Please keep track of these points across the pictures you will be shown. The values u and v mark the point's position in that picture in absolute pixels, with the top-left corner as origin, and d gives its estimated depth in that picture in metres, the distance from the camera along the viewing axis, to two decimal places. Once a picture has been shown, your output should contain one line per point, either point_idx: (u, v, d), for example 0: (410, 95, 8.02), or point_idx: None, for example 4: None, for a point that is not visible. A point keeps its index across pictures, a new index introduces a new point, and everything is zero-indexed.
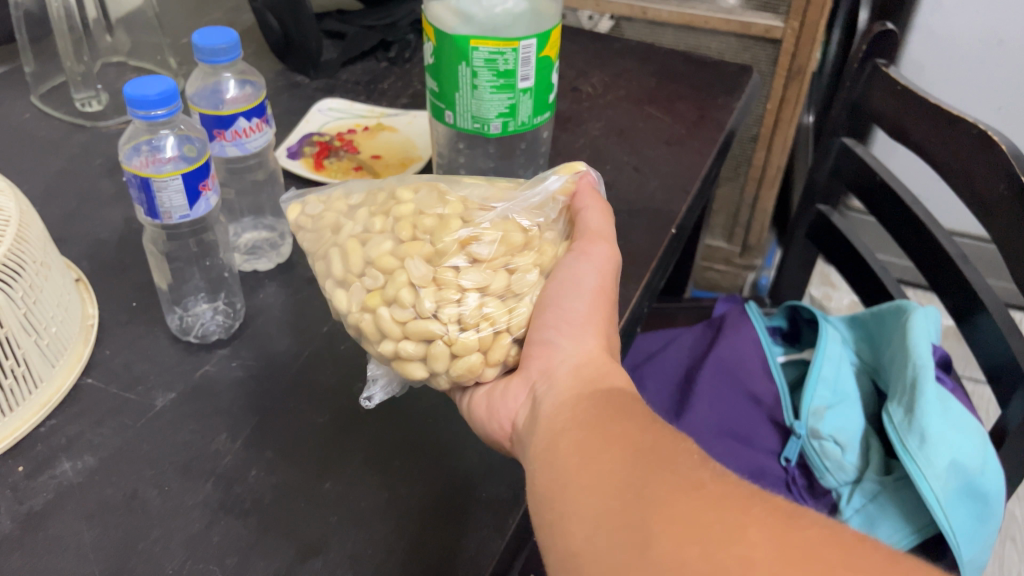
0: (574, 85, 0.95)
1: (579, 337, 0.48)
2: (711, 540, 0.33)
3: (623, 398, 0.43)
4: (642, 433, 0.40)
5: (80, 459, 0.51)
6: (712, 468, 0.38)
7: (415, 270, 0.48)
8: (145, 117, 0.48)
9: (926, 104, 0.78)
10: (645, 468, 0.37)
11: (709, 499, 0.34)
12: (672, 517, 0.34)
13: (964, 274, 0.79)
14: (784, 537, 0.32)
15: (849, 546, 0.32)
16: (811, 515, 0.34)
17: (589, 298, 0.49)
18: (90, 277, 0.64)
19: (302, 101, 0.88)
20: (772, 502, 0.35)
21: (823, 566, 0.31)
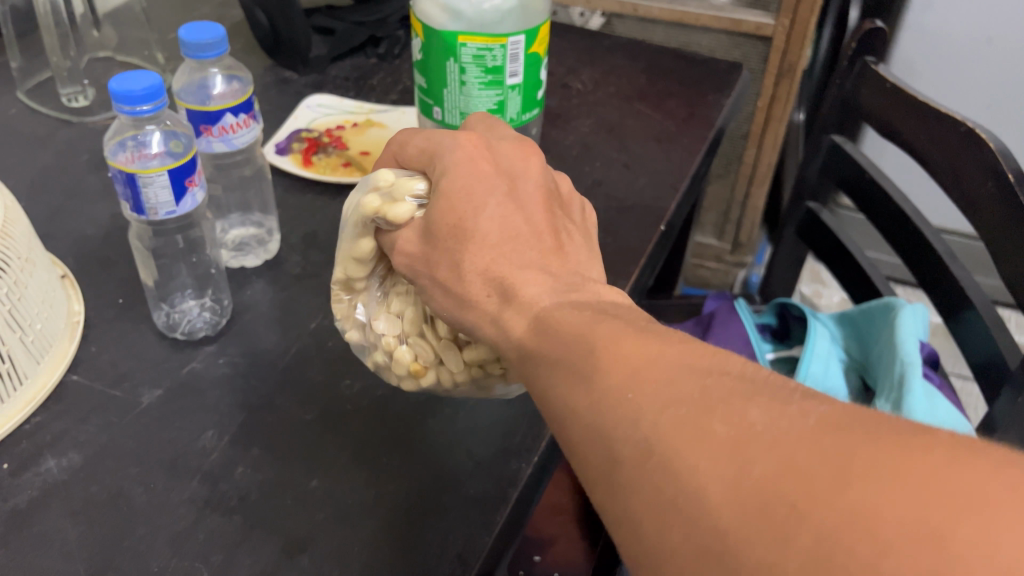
0: (564, 81, 0.95)
1: (471, 321, 0.43)
2: (678, 517, 0.30)
3: (541, 374, 0.38)
4: (579, 400, 0.36)
5: (65, 457, 0.51)
6: (649, 399, 0.33)
7: (463, 388, 0.52)
8: (131, 112, 0.48)
9: (913, 101, 0.79)
10: (600, 444, 0.34)
11: (661, 461, 0.31)
12: (643, 497, 0.31)
13: (951, 271, 0.80)
14: (737, 487, 0.29)
15: (801, 465, 0.28)
16: (755, 431, 0.30)
17: (444, 306, 0.44)
18: (76, 273, 0.64)
19: (291, 97, 0.88)
20: (714, 431, 0.31)
21: (784, 508, 0.28)
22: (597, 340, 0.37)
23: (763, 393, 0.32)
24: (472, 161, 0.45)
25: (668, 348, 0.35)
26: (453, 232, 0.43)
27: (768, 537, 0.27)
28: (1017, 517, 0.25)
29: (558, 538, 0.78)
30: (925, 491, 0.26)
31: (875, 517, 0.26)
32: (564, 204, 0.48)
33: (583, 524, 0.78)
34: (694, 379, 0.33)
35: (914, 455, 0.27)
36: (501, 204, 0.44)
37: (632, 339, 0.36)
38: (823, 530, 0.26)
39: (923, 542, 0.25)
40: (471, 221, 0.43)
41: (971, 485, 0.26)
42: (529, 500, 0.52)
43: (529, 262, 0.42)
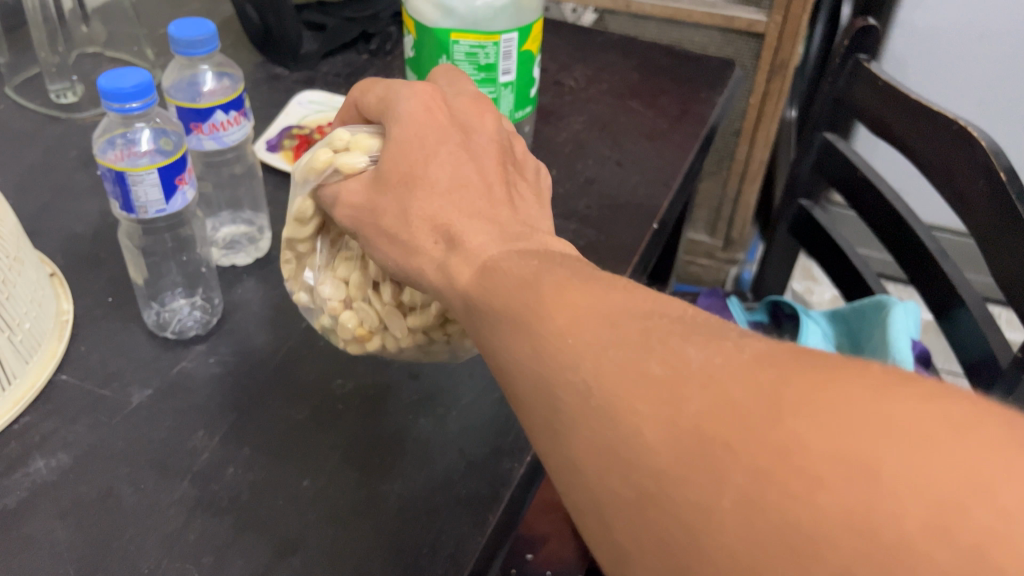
0: (557, 78, 0.95)
1: (414, 270, 0.43)
2: (619, 460, 0.30)
3: (483, 321, 0.38)
4: (520, 346, 0.36)
5: (54, 457, 0.50)
6: (587, 343, 0.33)
7: (408, 352, 0.52)
8: (120, 109, 0.48)
9: (905, 99, 0.79)
10: (541, 391, 0.34)
11: (601, 405, 0.31)
12: (588, 444, 0.32)
13: (942, 269, 0.80)
14: (674, 425, 0.29)
15: (736, 403, 0.28)
16: (690, 369, 0.30)
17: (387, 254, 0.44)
18: (65, 271, 0.63)
19: (282, 93, 0.88)
20: (652, 372, 0.31)
21: (719, 446, 0.28)
22: (540, 286, 0.37)
23: (699, 333, 0.33)
24: (426, 112, 0.46)
25: (610, 296, 0.36)
26: (402, 178, 0.44)
27: (705, 475, 0.28)
28: (945, 449, 0.24)
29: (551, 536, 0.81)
30: (857, 424, 0.26)
31: (808, 453, 0.26)
32: (517, 164, 0.48)
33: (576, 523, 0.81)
34: (632, 322, 0.34)
35: (847, 390, 0.27)
36: (454, 154, 0.45)
37: (575, 285, 0.37)
38: (756, 464, 0.27)
39: (851, 474, 0.25)
40: (422, 167, 0.44)
41: (902, 418, 0.26)
42: (521, 500, 0.52)
43: (476, 208, 0.43)
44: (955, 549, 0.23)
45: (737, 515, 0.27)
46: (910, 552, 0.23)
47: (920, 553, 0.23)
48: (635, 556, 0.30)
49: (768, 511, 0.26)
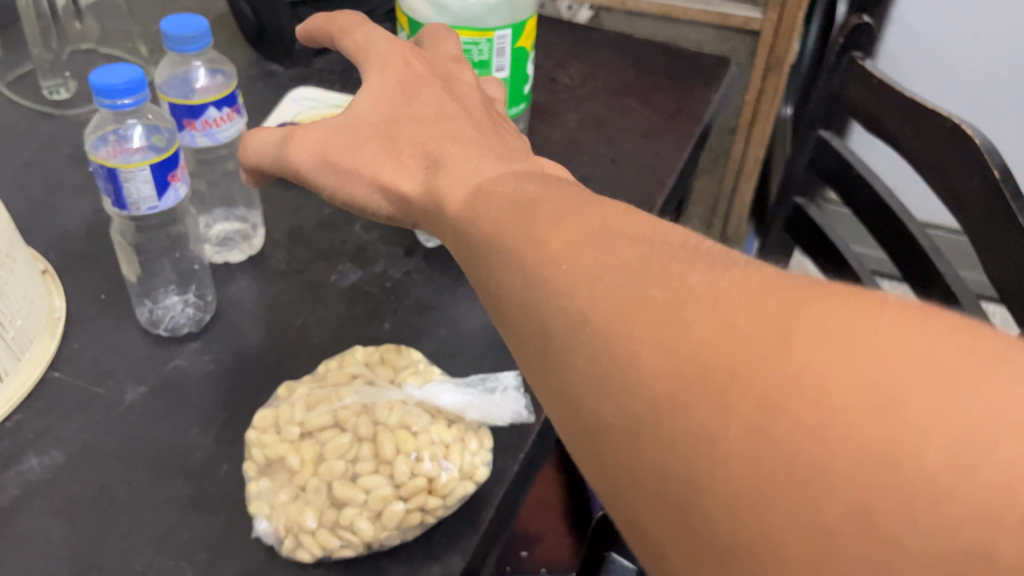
0: (552, 75, 0.95)
1: (388, 177, 0.46)
2: (615, 389, 0.28)
3: (481, 257, 0.37)
4: (513, 280, 0.34)
5: (47, 455, 0.50)
6: (583, 269, 0.32)
7: None
8: (112, 105, 0.48)
9: (898, 95, 0.79)
10: (540, 320, 0.32)
11: (598, 333, 0.30)
12: (582, 375, 0.30)
13: (935, 265, 0.80)
14: (674, 354, 0.27)
15: (742, 330, 0.26)
16: (695, 294, 0.28)
17: (360, 162, 0.47)
18: (58, 269, 0.63)
19: (277, 90, 0.87)
20: (652, 298, 0.29)
21: (724, 375, 0.26)
22: (536, 211, 0.36)
23: (703, 259, 0.31)
24: (407, 67, 0.51)
25: (609, 222, 0.34)
26: (388, 115, 0.48)
27: (706, 405, 0.26)
28: (968, 386, 0.22)
29: (546, 533, 0.82)
30: (876, 354, 0.24)
31: (822, 381, 0.24)
32: (504, 119, 0.52)
33: (570, 521, 0.83)
34: (630, 248, 0.32)
35: (864, 318, 0.25)
36: (434, 97, 0.49)
37: (573, 214, 0.35)
38: (764, 392, 0.25)
39: (870, 408, 0.23)
40: (407, 106, 0.48)
41: (925, 348, 0.24)
42: (515, 497, 0.51)
43: (470, 154, 0.43)
44: (982, 483, 0.21)
45: (741, 447, 0.25)
46: (934, 485, 0.21)
47: (944, 487, 0.21)
48: (622, 496, 0.28)
49: (776, 443, 0.24)
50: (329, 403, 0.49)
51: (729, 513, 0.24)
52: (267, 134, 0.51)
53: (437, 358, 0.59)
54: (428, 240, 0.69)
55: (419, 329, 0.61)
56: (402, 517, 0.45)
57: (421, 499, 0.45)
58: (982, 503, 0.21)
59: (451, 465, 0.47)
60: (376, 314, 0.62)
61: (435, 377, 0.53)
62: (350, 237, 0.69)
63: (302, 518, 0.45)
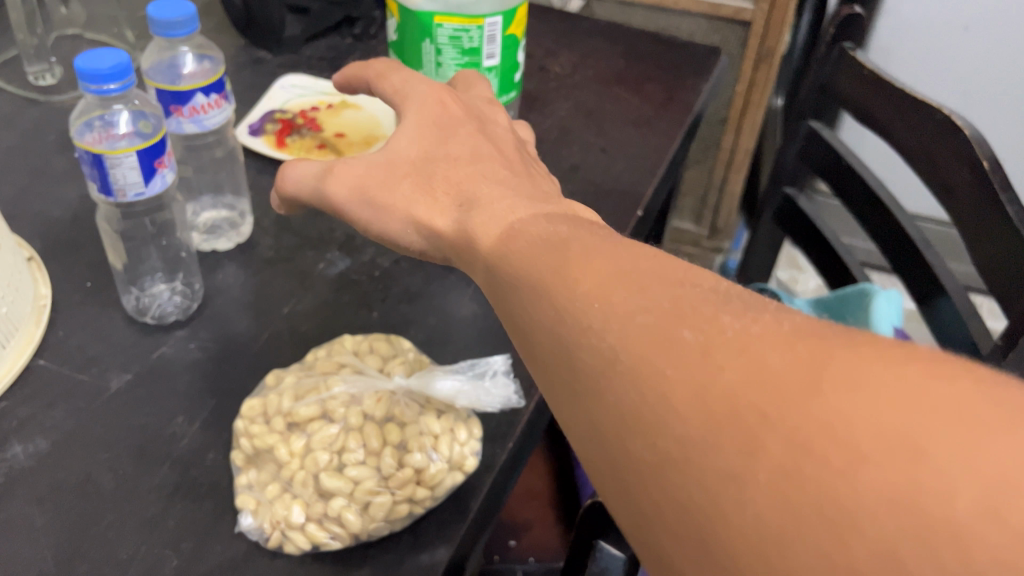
0: (542, 64, 0.95)
1: (422, 212, 0.45)
2: (642, 425, 0.28)
3: (509, 291, 0.36)
4: (541, 310, 0.34)
5: (32, 443, 0.50)
6: (614, 309, 0.31)
7: None
8: (98, 91, 0.47)
9: (889, 86, 0.79)
10: (570, 357, 0.32)
11: (627, 370, 0.29)
12: (611, 411, 0.30)
13: (925, 258, 0.80)
14: (703, 393, 0.27)
15: (774, 370, 0.26)
16: (725, 336, 0.28)
17: (395, 199, 0.46)
18: (44, 256, 0.63)
19: (265, 77, 0.87)
20: (682, 337, 0.29)
21: (752, 417, 0.25)
22: (566, 245, 0.36)
23: (735, 301, 0.30)
24: (443, 106, 0.50)
25: (640, 261, 0.33)
26: (424, 152, 0.47)
27: (734, 445, 0.25)
28: (999, 436, 0.22)
29: (535, 522, 0.83)
30: (905, 397, 0.24)
31: (851, 424, 0.24)
32: (534, 163, 0.51)
33: (559, 511, 0.83)
34: (663, 288, 0.31)
35: (891, 363, 0.25)
36: (469, 137, 0.49)
37: (604, 252, 0.35)
38: (793, 433, 0.25)
39: (897, 453, 0.23)
40: (442, 145, 0.48)
41: (954, 398, 0.23)
42: (503, 485, 0.51)
43: (503, 195, 0.42)
44: (1010, 529, 0.21)
45: (771, 490, 0.24)
46: (960, 532, 0.21)
47: (973, 534, 0.21)
48: (646, 529, 0.28)
49: (804, 484, 0.24)
50: (317, 393, 0.48)
51: (758, 558, 0.24)
52: (306, 163, 0.50)
53: (426, 347, 0.59)
54: None
55: (408, 317, 0.61)
56: (391, 509, 0.45)
57: (410, 490, 0.45)
58: (1008, 550, 0.21)
59: (440, 456, 0.47)
60: (365, 302, 0.62)
61: (423, 367, 0.52)
62: (339, 225, 0.69)
63: (289, 513, 0.45)
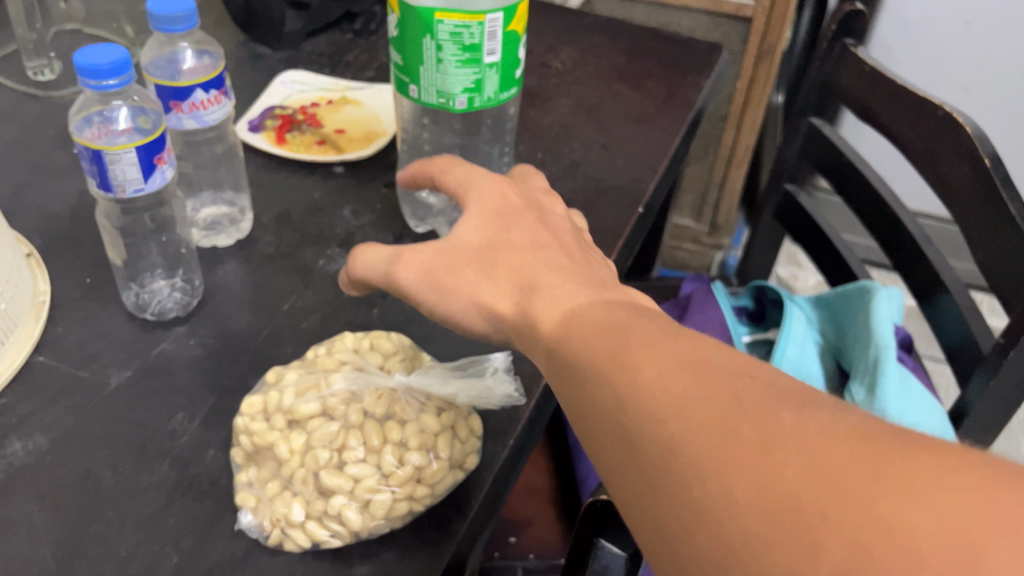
0: (543, 60, 0.94)
1: (489, 299, 0.44)
2: (700, 517, 0.29)
3: (579, 385, 0.37)
4: (606, 401, 0.35)
5: (31, 439, 0.50)
6: (674, 401, 0.32)
7: None
8: (97, 86, 0.47)
9: (891, 83, 0.79)
10: (629, 447, 0.33)
11: (688, 462, 0.30)
12: (670, 503, 0.30)
13: (926, 255, 0.80)
14: (764, 490, 0.27)
15: (834, 471, 0.27)
16: (786, 433, 0.29)
17: (462, 287, 0.45)
18: (43, 252, 0.63)
19: (265, 72, 0.87)
20: (743, 433, 0.29)
21: (813, 515, 0.26)
22: (627, 337, 0.36)
23: (794, 397, 0.31)
24: (502, 195, 0.50)
25: (700, 355, 0.34)
26: (487, 239, 0.47)
27: (794, 541, 0.26)
28: None
29: (534, 519, 0.83)
30: (964, 506, 0.24)
31: (910, 528, 0.24)
32: (591, 249, 0.51)
33: (559, 507, 0.83)
34: (719, 379, 0.32)
35: (949, 471, 0.26)
36: (530, 226, 0.48)
37: (665, 344, 0.35)
38: (851, 532, 0.25)
39: (957, 559, 0.23)
40: (505, 233, 0.47)
41: (1012, 503, 0.24)
42: (503, 482, 0.51)
43: (563, 284, 0.43)
44: None
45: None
46: None
47: None
48: None
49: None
50: (317, 390, 0.48)
51: None
52: (376, 245, 0.49)
53: (427, 344, 0.59)
54: (418, 225, 0.69)
55: (409, 314, 0.61)
56: (391, 507, 0.45)
57: (410, 488, 0.45)
58: None
59: (440, 455, 0.46)
60: (365, 299, 0.62)
61: (423, 365, 0.52)
62: (339, 222, 0.69)
63: (289, 511, 0.45)
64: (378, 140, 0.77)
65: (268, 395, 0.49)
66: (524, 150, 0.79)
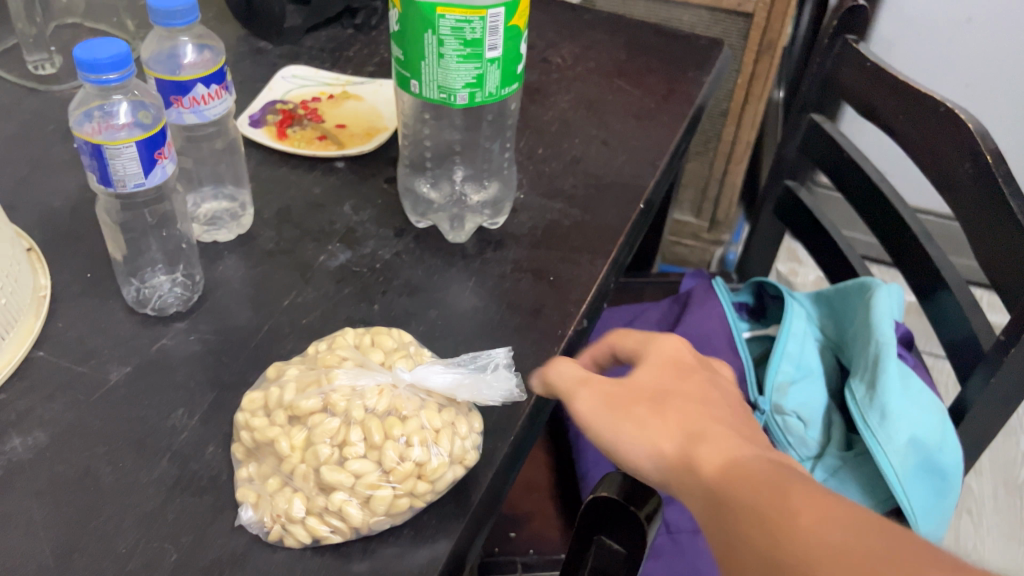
0: (544, 55, 0.94)
1: (656, 437, 0.43)
2: None
3: (737, 532, 0.37)
4: (759, 542, 0.35)
5: (31, 435, 0.50)
6: (826, 553, 0.33)
7: None
8: (97, 81, 0.47)
9: (892, 80, 0.79)
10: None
11: None
12: None
13: (927, 252, 0.80)
14: None
15: None
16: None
17: (629, 420, 0.44)
18: (43, 247, 0.62)
19: (265, 67, 0.86)
20: None
21: None
22: (789, 490, 0.37)
23: (946, 559, 0.31)
24: (680, 352, 0.49)
25: (855, 510, 0.34)
26: (660, 386, 0.46)
27: None
28: None
29: (535, 514, 0.83)
30: None
31: None
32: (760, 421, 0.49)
33: (559, 505, 0.84)
34: (877, 537, 0.32)
35: None
36: (704, 384, 0.47)
37: (829, 499, 0.35)
38: None
39: None
40: (680, 383, 0.46)
41: None
42: (504, 478, 0.51)
43: (731, 438, 0.42)
44: None
45: None
46: None
47: None
48: None
49: None
50: (319, 386, 0.47)
51: None
52: (573, 361, 0.49)
53: (427, 340, 0.59)
54: (419, 221, 0.69)
55: (409, 310, 0.61)
56: (392, 503, 0.45)
57: (411, 484, 0.45)
58: None
59: (441, 450, 0.46)
60: (365, 295, 0.62)
61: (424, 361, 0.52)
62: (339, 217, 0.69)
63: (290, 507, 0.45)
64: (379, 135, 0.77)
65: (270, 390, 0.49)
66: (525, 146, 0.79)
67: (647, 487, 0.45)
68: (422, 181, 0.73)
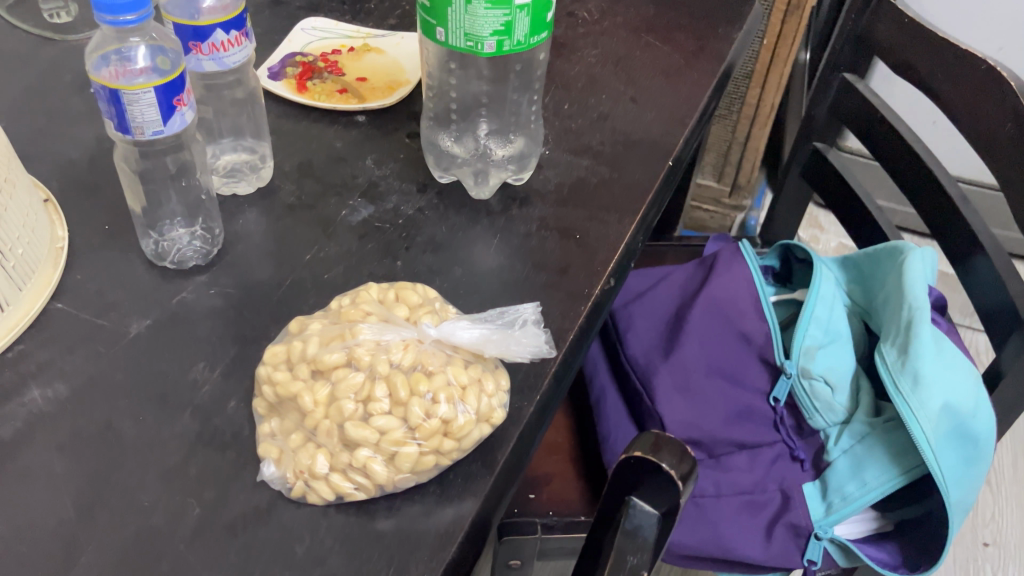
0: (570, 9, 0.92)
1: None
2: None
3: None
4: None
5: (50, 388, 0.49)
6: None
7: None
8: (114, 22, 0.45)
9: (933, 35, 0.76)
10: None
11: None
12: None
13: (963, 215, 0.77)
14: None
15: None
16: None
17: None
18: (61, 199, 0.61)
19: (283, 19, 0.84)
20: None
21: None
22: None
23: None
24: None
25: None
26: None
27: None
28: None
29: (554, 477, 0.82)
30: None
31: None
32: None
33: (578, 467, 0.83)
34: None
35: None
36: None
37: None
38: None
39: None
40: None
41: None
42: (530, 438, 0.50)
43: None
44: None
45: None
46: None
47: None
48: None
49: None
50: (342, 341, 0.46)
51: None
52: None
53: (451, 298, 0.57)
54: (442, 176, 0.67)
55: (433, 267, 0.59)
56: (417, 460, 0.43)
57: (437, 442, 0.44)
58: None
59: (468, 408, 0.45)
60: (388, 251, 0.60)
61: (450, 318, 0.50)
62: (361, 172, 0.67)
63: (312, 463, 0.44)
64: (401, 88, 0.75)
65: (292, 346, 0.48)
66: (550, 103, 0.77)
67: (679, 446, 0.44)
68: (445, 134, 0.71)
